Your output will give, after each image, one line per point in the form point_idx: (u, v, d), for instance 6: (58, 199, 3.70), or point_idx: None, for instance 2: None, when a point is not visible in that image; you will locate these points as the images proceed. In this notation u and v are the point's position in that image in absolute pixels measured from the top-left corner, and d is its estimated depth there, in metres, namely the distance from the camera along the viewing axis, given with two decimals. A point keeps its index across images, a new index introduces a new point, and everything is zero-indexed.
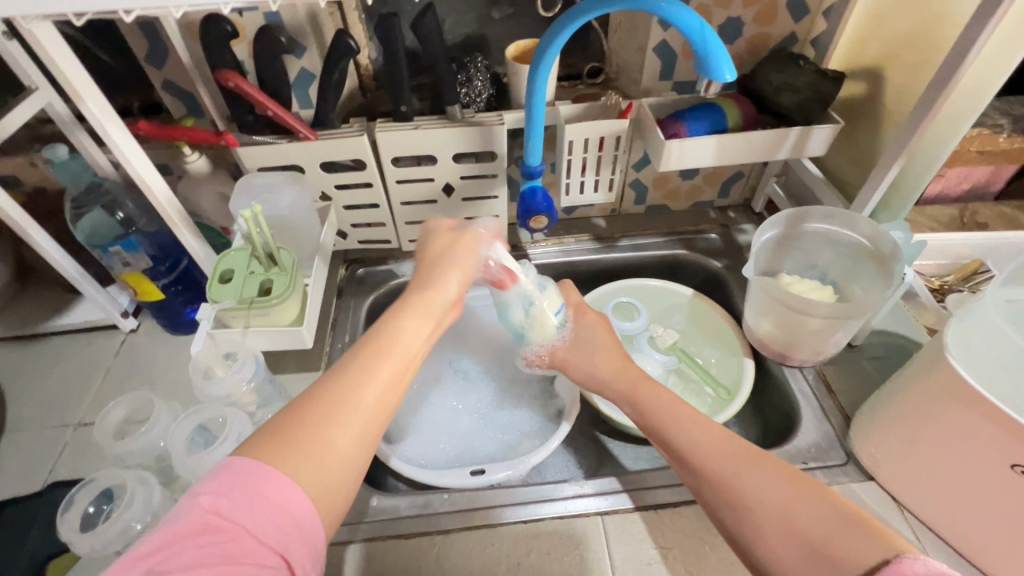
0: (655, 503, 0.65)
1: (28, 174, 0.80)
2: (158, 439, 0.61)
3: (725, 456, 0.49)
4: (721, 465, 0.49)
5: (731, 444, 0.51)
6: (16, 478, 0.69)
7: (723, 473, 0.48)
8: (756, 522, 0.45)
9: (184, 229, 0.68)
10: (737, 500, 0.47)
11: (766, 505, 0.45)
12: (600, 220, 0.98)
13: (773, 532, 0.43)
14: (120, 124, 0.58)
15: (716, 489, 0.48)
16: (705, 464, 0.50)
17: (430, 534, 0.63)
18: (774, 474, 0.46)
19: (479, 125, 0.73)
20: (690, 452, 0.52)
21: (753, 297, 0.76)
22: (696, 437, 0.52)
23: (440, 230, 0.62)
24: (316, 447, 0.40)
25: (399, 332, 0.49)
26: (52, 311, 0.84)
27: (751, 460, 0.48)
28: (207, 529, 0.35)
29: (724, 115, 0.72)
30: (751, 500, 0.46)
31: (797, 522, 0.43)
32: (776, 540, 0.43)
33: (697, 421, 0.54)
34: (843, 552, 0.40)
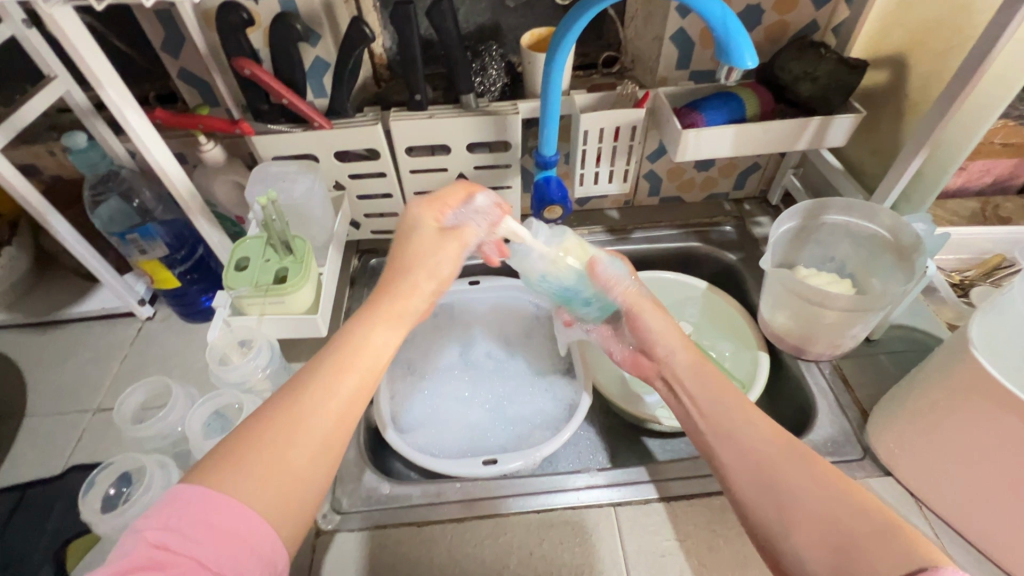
0: (668, 494, 0.65)
1: (47, 163, 0.81)
2: (177, 424, 0.62)
3: (773, 448, 0.49)
4: (769, 455, 0.48)
5: (778, 438, 0.49)
6: (36, 461, 0.70)
7: (767, 464, 0.48)
8: (791, 514, 0.44)
9: (200, 217, 0.69)
10: (776, 492, 0.46)
11: (806, 501, 0.44)
12: (613, 211, 0.97)
13: (807, 526, 0.43)
14: (138, 109, 0.59)
15: (755, 477, 0.48)
16: (750, 453, 0.49)
17: (442, 522, 0.63)
18: (824, 474, 0.45)
19: (494, 114, 0.72)
20: (732, 439, 0.51)
21: (769, 290, 0.76)
22: (745, 424, 0.51)
23: (421, 226, 0.58)
24: (274, 466, 0.40)
25: (362, 339, 0.49)
26: (70, 298, 0.85)
27: (793, 455, 0.47)
28: (151, 565, 0.34)
29: (743, 104, 0.71)
30: (790, 495, 0.45)
31: (836, 519, 0.42)
32: (809, 533, 0.43)
33: (742, 407, 0.53)
34: (875, 557, 0.39)
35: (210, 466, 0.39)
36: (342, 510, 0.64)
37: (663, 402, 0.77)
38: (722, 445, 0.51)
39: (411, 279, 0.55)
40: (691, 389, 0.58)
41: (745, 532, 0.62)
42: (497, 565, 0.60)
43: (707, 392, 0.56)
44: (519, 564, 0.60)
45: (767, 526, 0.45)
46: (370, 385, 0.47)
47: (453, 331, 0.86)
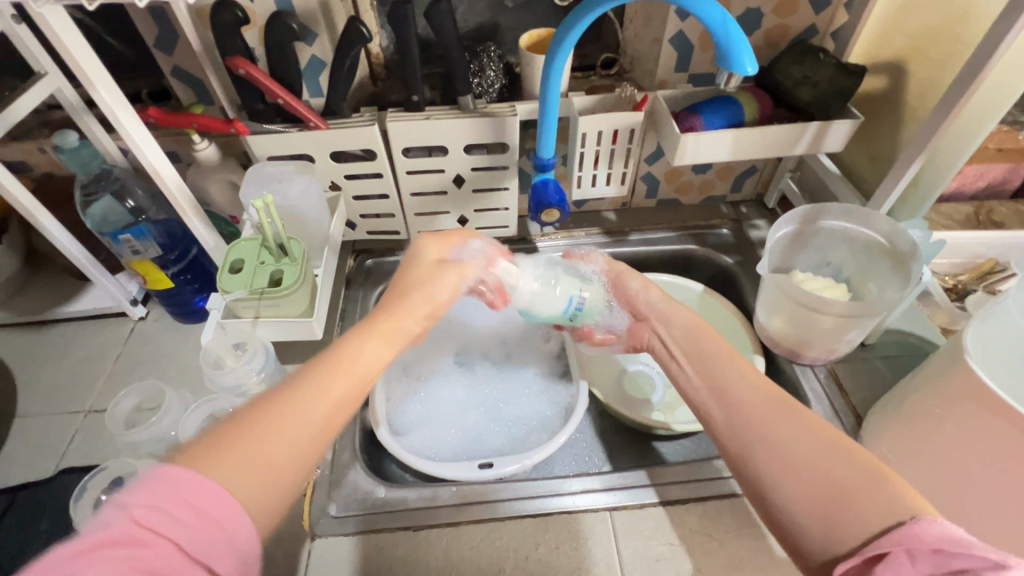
0: (665, 499, 0.65)
1: (37, 160, 0.80)
2: (170, 428, 0.61)
3: (763, 401, 0.47)
4: (762, 414, 0.46)
5: (768, 390, 0.48)
6: (28, 463, 0.69)
7: (759, 418, 0.46)
8: (783, 462, 0.43)
9: (194, 218, 0.68)
10: (767, 443, 0.45)
11: (797, 450, 0.43)
12: (610, 213, 0.97)
13: (796, 476, 0.42)
14: (130, 110, 0.58)
15: (744, 430, 0.46)
16: (740, 409, 0.48)
17: (436, 526, 0.63)
18: (814, 422, 0.45)
19: (492, 115, 0.72)
20: (725, 391, 0.50)
21: (765, 294, 0.76)
22: (739, 380, 0.50)
23: (423, 257, 0.60)
24: (259, 460, 0.38)
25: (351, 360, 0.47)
26: (61, 298, 0.84)
27: (782, 406, 0.46)
28: (127, 541, 0.31)
29: (741, 108, 0.71)
30: (781, 447, 0.44)
31: (829, 471, 0.41)
32: (798, 485, 0.42)
33: (733, 361, 0.53)
34: (863, 510, 0.38)
35: (191, 453, 0.37)
36: (337, 515, 0.64)
37: (663, 403, 0.82)
38: (716, 407, 0.50)
39: (407, 300, 0.55)
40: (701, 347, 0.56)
41: (740, 537, 0.62)
42: (492, 569, 0.60)
43: (699, 357, 0.55)
44: (515, 568, 0.60)
45: (758, 475, 0.44)
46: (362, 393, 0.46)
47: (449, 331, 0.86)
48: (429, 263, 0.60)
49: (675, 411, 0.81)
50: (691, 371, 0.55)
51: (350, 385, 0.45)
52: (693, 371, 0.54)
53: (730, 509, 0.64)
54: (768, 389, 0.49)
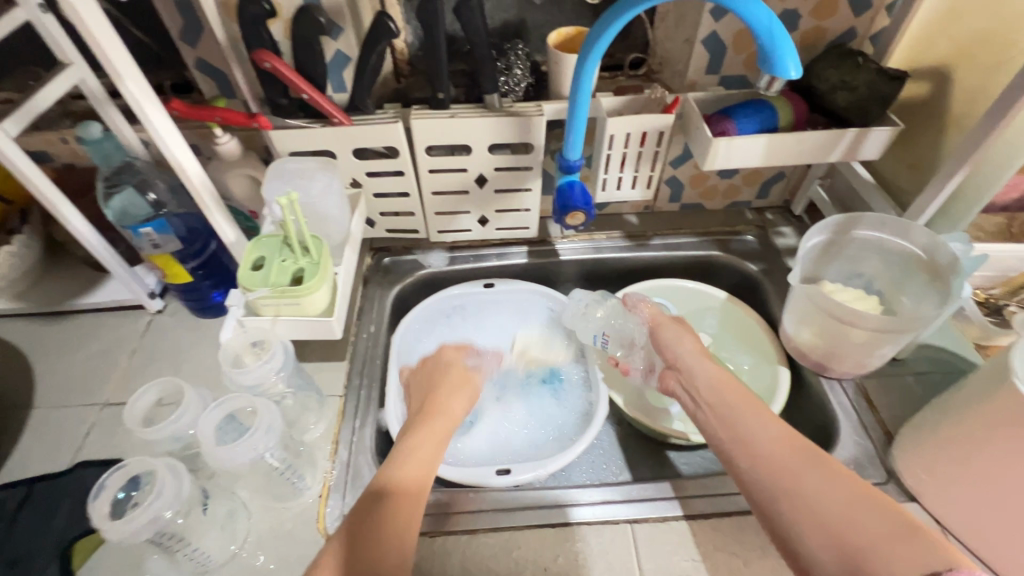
0: (682, 514, 0.63)
1: (59, 150, 0.80)
2: (188, 427, 0.58)
3: (787, 452, 0.52)
4: (788, 465, 0.51)
5: (789, 443, 0.53)
6: (44, 455, 0.69)
7: (784, 467, 0.51)
8: (812, 515, 0.47)
9: (217, 213, 0.67)
10: (792, 494, 0.49)
11: (825, 503, 0.47)
12: (632, 216, 0.95)
13: (825, 527, 0.46)
14: (157, 103, 0.57)
15: (770, 481, 0.51)
16: (764, 457, 0.53)
17: (454, 534, 0.62)
18: (840, 477, 0.49)
19: (518, 115, 0.70)
20: (746, 445, 0.55)
21: (794, 304, 0.74)
22: (761, 434, 0.55)
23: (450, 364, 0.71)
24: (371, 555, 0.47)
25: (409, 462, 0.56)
26: (78, 289, 0.84)
27: (808, 458, 0.51)
28: None
29: (776, 112, 0.69)
30: (803, 494, 0.49)
31: (852, 520, 0.45)
32: (829, 536, 0.46)
33: (756, 416, 0.57)
34: (894, 557, 0.42)
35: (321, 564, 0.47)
36: None
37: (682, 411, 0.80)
38: (743, 458, 0.55)
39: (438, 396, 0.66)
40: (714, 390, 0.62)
41: (766, 555, 0.60)
42: None
43: (727, 408, 0.59)
44: None
45: (783, 523, 0.49)
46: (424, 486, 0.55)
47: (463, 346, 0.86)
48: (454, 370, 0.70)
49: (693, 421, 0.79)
50: (717, 424, 0.59)
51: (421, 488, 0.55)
52: (720, 422, 0.59)
53: (755, 525, 0.62)
54: (791, 439, 0.53)
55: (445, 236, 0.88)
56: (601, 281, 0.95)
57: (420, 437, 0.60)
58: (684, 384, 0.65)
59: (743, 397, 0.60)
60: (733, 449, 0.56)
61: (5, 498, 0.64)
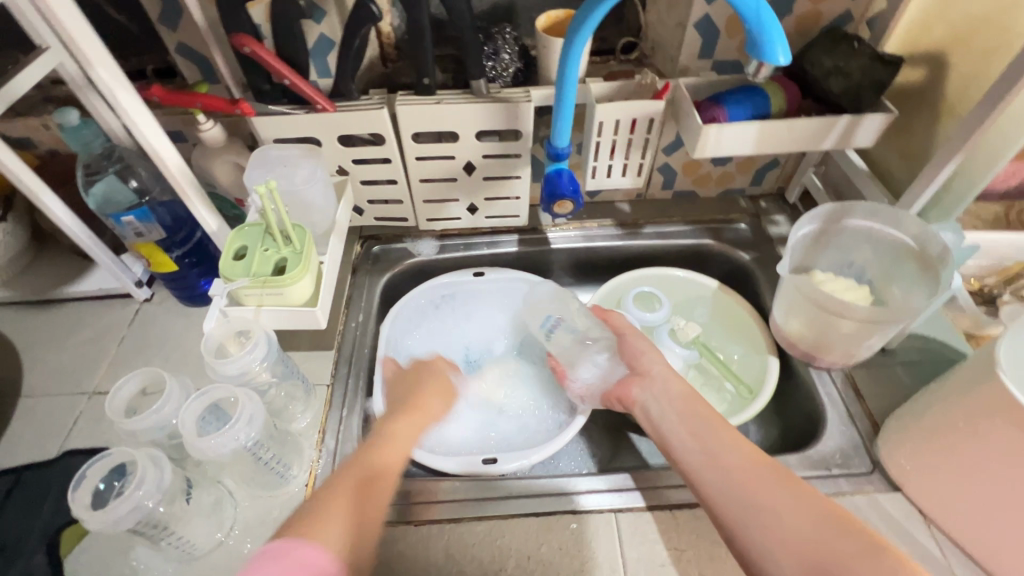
0: (646, 504, 0.63)
1: (42, 137, 0.79)
2: (171, 416, 0.58)
3: (757, 469, 0.53)
4: (754, 483, 0.52)
5: (758, 461, 0.54)
6: (33, 443, 0.69)
7: (755, 484, 0.52)
8: (782, 534, 0.48)
9: (198, 201, 0.66)
10: (760, 512, 0.50)
11: (794, 522, 0.48)
12: (624, 204, 0.94)
13: (797, 548, 0.46)
14: (130, 88, 0.56)
15: (740, 496, 0.51)
16: (735, 474, 0.53)
17: (440, 522, 0.62)
18: (808, 498, 0.50)
19: (505, 101, 0.69)
20: (716, 461, 0.55)
21: (784, 293, 0.73)
22: (731, 449, 0.55)
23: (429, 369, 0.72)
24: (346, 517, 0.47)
25: (384, 443, 0.57)
26: (65, 277, 0.84)
27: (776, 476, 0.52)
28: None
29: (767, 99, 0.68)
30: (771, 513, 0.49)
31: (821, 541, 0.46)
32: (798, 555, 0.46)
33: (721, 432, 0.58)
34: None
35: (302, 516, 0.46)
36: None
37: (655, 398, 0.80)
38: (711, 474, 0.54)
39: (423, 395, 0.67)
40: (690, 406, 0.62)
41: None
42: (494, 566, 0.59)
43: (699, 427, 0.59)
44: (517, 567, 0.59)
45: (750, 539, 0.49)
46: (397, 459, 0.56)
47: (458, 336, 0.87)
48: (427, 370, 0.71)
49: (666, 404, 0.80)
50: (689, 438, 0.59)
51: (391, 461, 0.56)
52: (690, 434, 0.59)
53: None
54: (758, 457, 0.54)
55: (435, 224, 0.87)
56: (592, 270, 0.94)
57: (404, 429, 0.61)
58: (653, 394, 0.65)
59: (710, 415, 0.60)
60: (701, 464, 0.56)
61: None
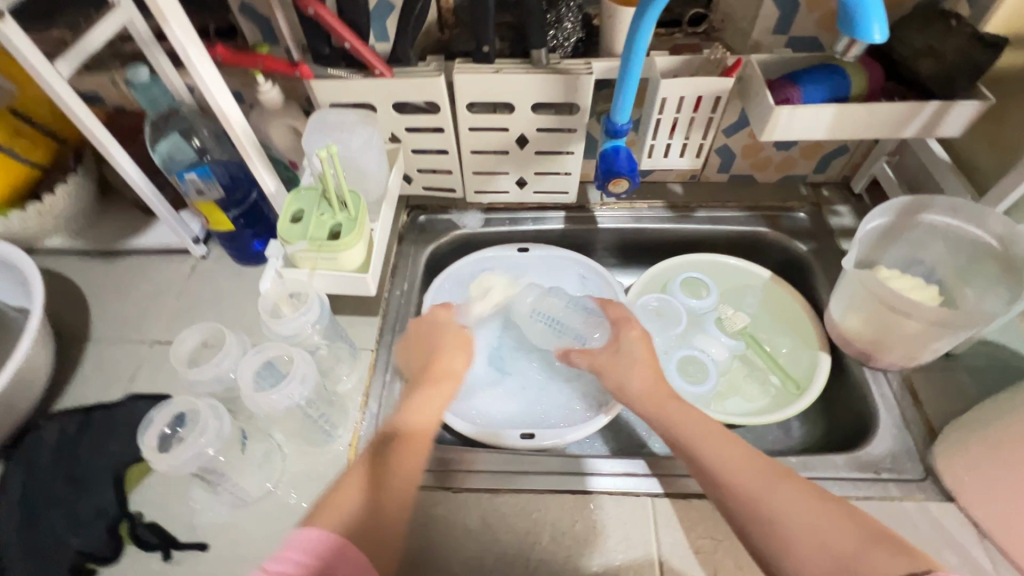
0: (682, 493, 0.63)
1: (110, 93, 0.81)
2: (230, 370, 0.60)
3: (751, 476, 0.51)
4: (752, 480, 0.51)
5: (753, 466, 0.52)
6: (101, 386, 0.74)
7: (751, 492, 0.50)
8: (789, 541, 0.47)
9: (258, 163, 0.67)
10: (767, 521, 0.48)
11: (798, 525, 0.47)
12: (676, 185, 0.91)
13: (806, 552, 0.46)
14: (201, 47, 0.57)
15: (743, 511, 0.50)
16: (732, 485, 0.51)
17: (477, 491, 0.64)
18: (804, 496, 0.49)
19: (565, 72, 0.67)
20: (711, 474, 0.53)
21: (844, 289, 0.70)
22: (725, 458, 0.53)
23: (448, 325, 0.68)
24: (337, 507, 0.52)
25: (414, 409, 0.60)
26: (129, 231, 0.87)
27: (772, 478, 0.51)
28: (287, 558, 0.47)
29: (848, 80, 0.63)
30: (774, 520, 0.48)
31: (831, 538, 0.46)
32: (808, 557, 0.46)
33: (711, 437, 0.55)
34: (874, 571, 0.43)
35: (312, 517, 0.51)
36: None
37: (714, 392, 0.78)
38: (710, 485, 0.53)
39: (443, 364, 0.64)
40: (669, 411, 0.58)
41: None
42: (528, 539, 0.60)
43: (685, 431, 0.56)
44: (551, 542, 0.60)
45: (759, 547, 0.49)
46: (425, 442, 0.58)
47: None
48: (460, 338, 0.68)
49: (724, 402, 0.78)
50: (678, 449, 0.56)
51: (413, 449, 0.57)
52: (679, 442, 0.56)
53: None
54: (746, 450, 0.53)
55: (482, 196, 0.86)
56: (639, 251, 0.92)
57: (423, 399, 0.61)
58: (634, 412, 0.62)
59: (698, 419, 0.57)
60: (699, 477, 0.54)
61: (66, 423, 0.70)
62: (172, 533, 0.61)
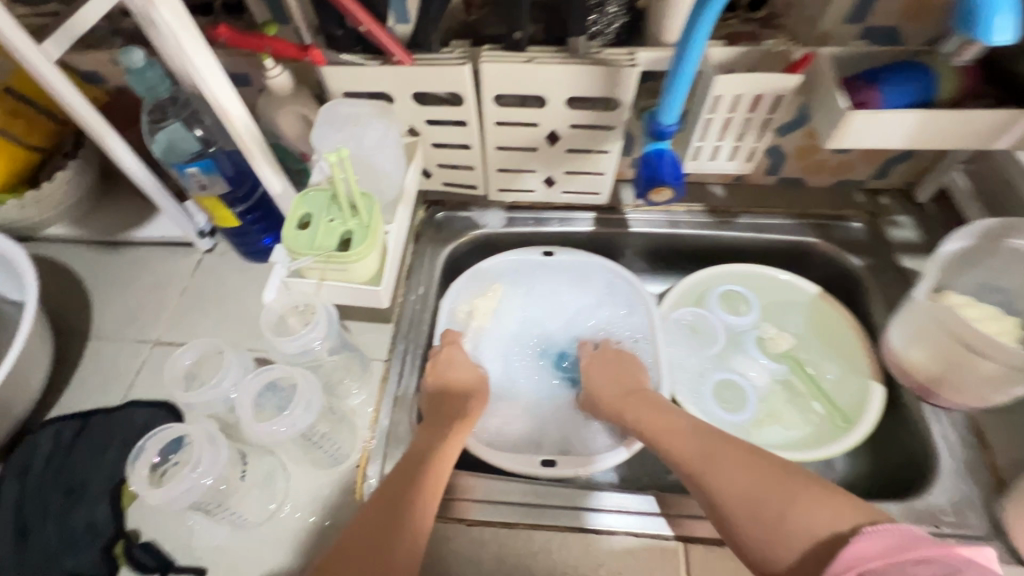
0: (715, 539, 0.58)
1: (109, 72, 0.75)
2: (230, 391, 0.56)
3: (692, 447, 0.57)
4: (690, 452, 0.56)
5: (696, 438, 0.57)
6: (99, 388, 0.70)
7: (698, 462, 0.55)
8: (728, 503, 0.51)
9: (261, 161, 0.62)
10: (707, 486, 0.54)
11: (734, 486, 0.52)
12: (717, 187, 0.83)
13: (740, 508, 0.50)
14: (192, 33, 0.51)
15: (690, 479, 0.55)
16: (679, 457, 0.57)
17: (494, 525, 0.59)
18: (736, 460, 0.54)
19: (605, 64, 0.59)
20: (663, 448, 0.59)
21: (909, 319, 0.63)
22: (670, 434, 0.59)
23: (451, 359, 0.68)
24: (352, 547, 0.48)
25: (422, 445, 0.58)
26: (131, 221, 0.82)
27: (712, 450, 0.55)
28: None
29: (938, 84, 0.55)
30: (715, 486, 0.53)
31: (762, 494, 0.50)
32: (744, 515, 0.50)
33: (660, 419, 0.61)
34: (797, 516, 0.47)
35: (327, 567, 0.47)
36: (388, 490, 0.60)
37: (751, 419, 0.72)
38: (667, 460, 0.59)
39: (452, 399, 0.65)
40: (632, 410, 0.64)
41: None
42: None
43: (642, 416, 0.63)
44: None
45: (710, 515, 0.53)
46: (441, 472, 0.56)
47: (513, 314, 0.83)
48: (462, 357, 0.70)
49: (764, 430, 0.71)
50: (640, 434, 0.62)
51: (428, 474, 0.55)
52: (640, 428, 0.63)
53: None
54: (687, 426, 0.59)
55: (506, 195, 0.80)
56: (672, 257, 0.85)
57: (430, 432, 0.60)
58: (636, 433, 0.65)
59: (653, 406, 0.64)
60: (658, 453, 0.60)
61: (62, 428, 0.66)
62: (170, 553, 0.58)
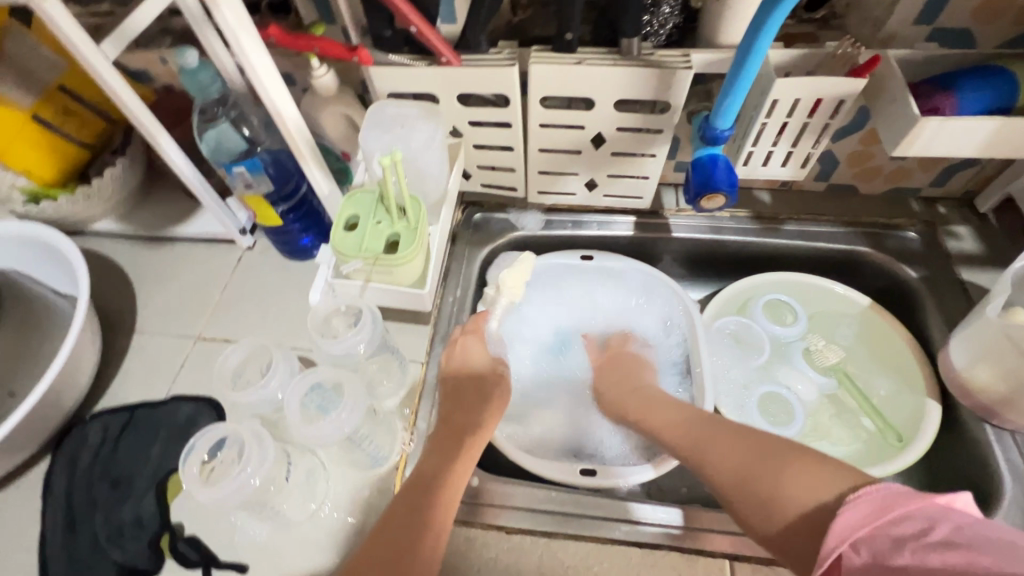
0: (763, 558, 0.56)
1: (159, 70, 0.76)
2: (277, 392, 0.57)
3: (690, 435, 0.56)
4: (689, 440, 0.55)
5: (696, 427, 0.56)
6: (144, 382, 0.71)
7: (698, 447, 0.54)
8: (723, 483, 0.49)
9: (310, 160, 0.62)
10: (705, 470, 0.52)
11: (726, 467, 0.50)
12: (763, 192, 0.80)
13: (732, 487, 0.48)
14: (252, 32, 0.51)
15: (691, 464, 0.54)
16: (679, 446, 0.56)
17: (534, 532, 0.58)
18: (728, 441, 0.51)
19: (659, 66, 0.57)
20: (668, 441, 0.58)
21: (974, 335, 0.60)
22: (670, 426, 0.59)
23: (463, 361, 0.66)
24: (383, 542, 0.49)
25: (435, 454, 0.57)
26: (175, 217, 0.84)
27: (710, 435, 0.54)
28: None
29: (1016, 88, 0.52)
30: (712, 468, 0.51)
31: (751, 471, 0.47)
32: (735, 493, 0.48)
33: (665, 410, 0.61)
34: (785, 487, 0.44)
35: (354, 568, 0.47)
36: None
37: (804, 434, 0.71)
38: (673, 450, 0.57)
39: (464, 405, 0.63)
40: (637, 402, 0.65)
41: None
42: None
43: (647, 411, 0.63)
44: None
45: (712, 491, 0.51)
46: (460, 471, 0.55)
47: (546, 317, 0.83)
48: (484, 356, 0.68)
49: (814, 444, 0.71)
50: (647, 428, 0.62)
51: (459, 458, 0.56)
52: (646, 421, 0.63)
53: None
54: (690, 417, 0.58)
55: (545, 197, 0.78)
56: (714, 264, 0.83)
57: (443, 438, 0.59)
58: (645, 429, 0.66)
59: (657, 398, 0.64)
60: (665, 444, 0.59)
61: (110, 420, 0.68)
62: (213, 548, 0.59)
